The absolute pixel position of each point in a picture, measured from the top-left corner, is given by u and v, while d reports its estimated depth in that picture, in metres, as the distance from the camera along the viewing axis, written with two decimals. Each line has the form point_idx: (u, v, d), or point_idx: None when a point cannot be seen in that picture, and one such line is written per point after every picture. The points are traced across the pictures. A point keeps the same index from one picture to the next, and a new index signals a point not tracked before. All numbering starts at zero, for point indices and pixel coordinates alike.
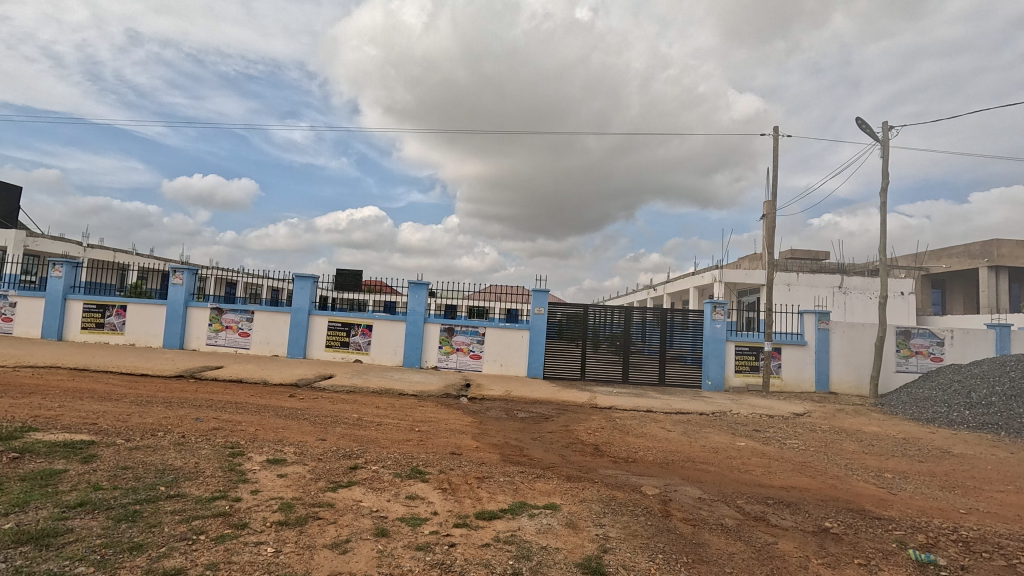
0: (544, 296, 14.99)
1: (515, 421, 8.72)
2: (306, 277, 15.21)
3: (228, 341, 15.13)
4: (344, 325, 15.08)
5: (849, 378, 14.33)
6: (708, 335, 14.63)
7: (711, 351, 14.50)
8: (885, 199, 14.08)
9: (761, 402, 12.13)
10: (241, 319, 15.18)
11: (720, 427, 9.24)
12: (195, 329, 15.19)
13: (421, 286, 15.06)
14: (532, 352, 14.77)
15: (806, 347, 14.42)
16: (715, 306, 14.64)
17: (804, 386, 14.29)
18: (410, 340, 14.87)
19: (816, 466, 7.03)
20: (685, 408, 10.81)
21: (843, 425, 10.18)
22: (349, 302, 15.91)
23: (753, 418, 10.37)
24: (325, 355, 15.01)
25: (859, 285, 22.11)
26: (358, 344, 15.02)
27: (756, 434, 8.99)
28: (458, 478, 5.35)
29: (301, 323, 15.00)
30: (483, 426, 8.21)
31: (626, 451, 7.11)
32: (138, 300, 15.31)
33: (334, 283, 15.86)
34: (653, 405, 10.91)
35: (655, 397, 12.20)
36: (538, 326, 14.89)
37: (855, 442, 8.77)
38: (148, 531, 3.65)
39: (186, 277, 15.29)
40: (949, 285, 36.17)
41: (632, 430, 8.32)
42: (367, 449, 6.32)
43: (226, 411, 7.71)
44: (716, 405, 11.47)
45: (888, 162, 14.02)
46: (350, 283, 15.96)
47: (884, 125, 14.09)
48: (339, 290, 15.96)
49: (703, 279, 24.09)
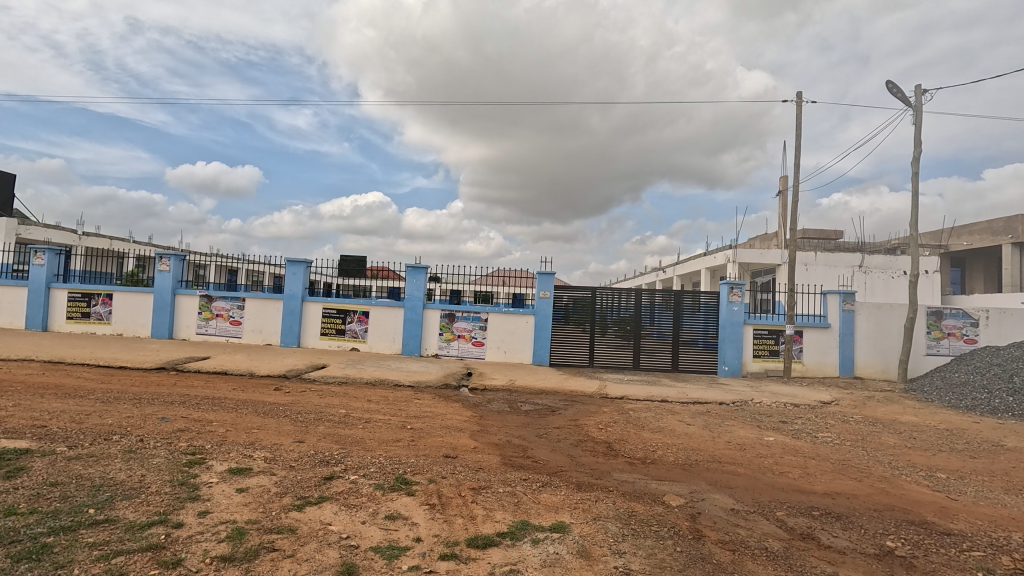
0: (549, 280, 14.13)
1: (518, 415, 7.96)
2: (298, 262, 14.46)
3: (219, 330, 14.44)
4: (340, 312, 14.35)
5: (876, 363, 13.45)
6: (724, 318, 13.76)
7: (728, 335, 13.63)
8: (917, 170, 13.02)
9: (783, 389, 11.31)
10: (231, 307, 14.47)
11: (743, 419, 8.45)
12: (185, 318, 14.51)
13: (419, 270, 14.25)
14: (537, 338, 13.98)
15: (830, 330, 13.52)
16: (732, 288, 13.72)
17: (826, 371, 13.43)
18: (409, 327, 14.12)
19: (858, 465, 6.22)
20: (703, 397, 10.01)
21: (877, 414, 9.34)
22: (353, 289, 15.25)
23: (777, 407, 9.58)
24: (320, 344, 14.31)
25: (880, 264, 21.08)
26: (355, 332, 14.29)
27: (783, 426, 8.18)
28: (450, 489, 4.58)
29: (295, 311, 14.29)
30: (483, 421, 7.45)
31: (643, 451, 6.31)
32: (124, 289, 14.63)
33: (338, 270, 15.27)
34: (668, 395, 10.11)
35: (669, 385, 11.41)
36: (543, 310, 14.07)
37: (894, 435, 7.94)
38: (51, 574, 2.90)
39: (173, 263, 14.56)
40: (969, 263, 34.89)
41: (648, 425, 7.54)
42: (351, 453, 5.56)
43: (199, 409, 6.98)
44: (735, 393, 10.68)
45: (921, 129, 12.95)
46: (353, 270, 15.44)
47: (917, 89, 12.95)
48: (343, 277, 15.40)
49: (716, 260, 23.13)
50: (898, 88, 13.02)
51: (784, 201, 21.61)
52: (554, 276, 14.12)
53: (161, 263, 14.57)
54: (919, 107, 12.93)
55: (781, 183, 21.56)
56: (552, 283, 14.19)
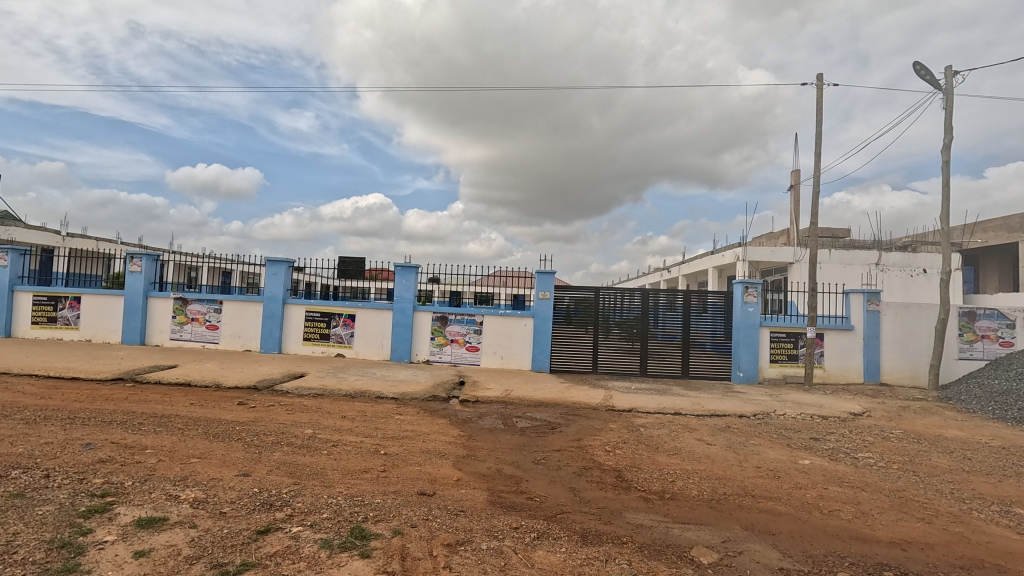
0: (549, 279, 13.09)
1: (513, 434, 6.93)
2: (279, 262, 13.48)
3: (195, 335, 13.45)
4: (324, 315, 13.35)
5: (904, 368, 12.40)
6: (738, 320, 12.71)
7: (743, 338, 12.57)
8: (948, 158, 11.98)
9: (807, 398, 10.28)
10: (207, 310, 13.47)
11: (770, 436, 7.41)
12: (158, 322, 13.53)
13: (409, 269, 13.25)
14: (536, 343, 12.94)
15: (853, 333, 12.48)
16: (746, 287, 12.69)
17: (850, 377, 12.39)
18: (398, 331, 13.11)
19: (919, 499, 5.17)
20: (721, 410, 8.97)
21: (917, 428, 8.30)
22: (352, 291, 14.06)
23: (804, 421, 8.56)
24: (303, 349, 13.32)
25: (898, 262, 20.01)
26: (340, 337, 13.29)
27: (816, 446, 7.15)
28: (416, 547, 3.54)
29: (275, 314, 13.28)
30: (472, 443, 6.42)
31: (659, 482, 5.27)
32: (93, 291, 13.66)
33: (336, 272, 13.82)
34: (681, 406, 9.08)
35: (680, 394, 10.37)
36: (543, 312, 13.04)
37: (946, 455, 6.89)
38: None
39: (145, 264, 13.58)
40: (983, 261, 33.75)
41: (663, 446, 6.51)
42: (304, 490, 4.53)
43: (138, 431, 5.97)
44: (755, 404, 9.65)
45: (951, 114, 11.91)
46: (353, 271, 13.92)
47: (947, 69, 11.90)
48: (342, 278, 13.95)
49: (724, 258, 22.14)
50: (925, 69, 12.00)
51: (796, 196, 20.55)
52: (554, 275, 13.09)
53: (132, 264, 13.58)
54: (949, 90, 11.90)
55: (792, 177, 20.53)
56: (552, 283, 13.15)
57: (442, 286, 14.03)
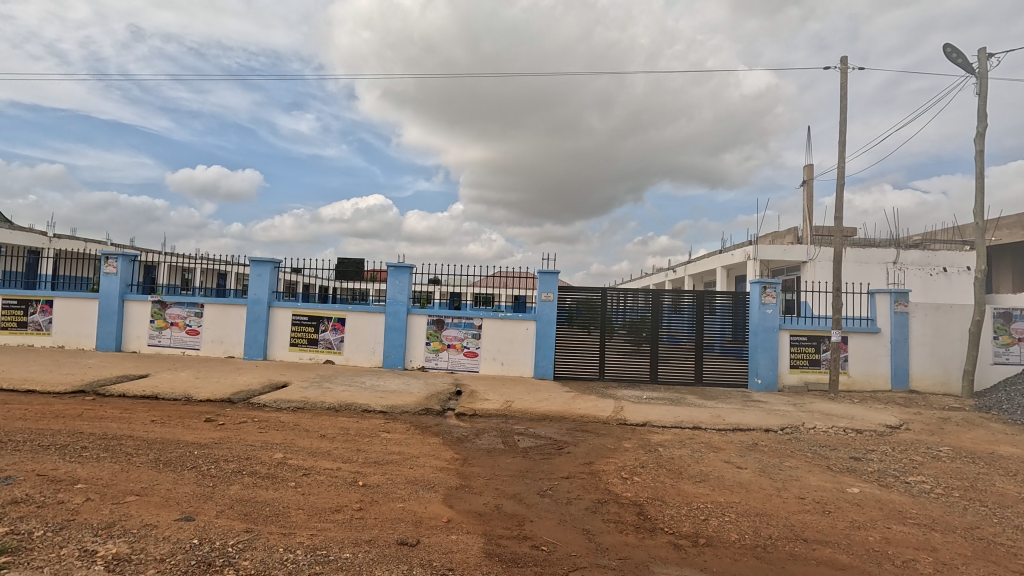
0: (552, 280, 12.22)
1: (515, 456, 6.07)
2: (264, 262, 12.63)
3: (174, 341, 12.59)
4: (312, 318, 12.51)
5: (934, 374, 11.54)
6: (755, 322, 11.84)
7: (761, 343, 11.69)
8: (982, 147, 11.10)
9: (835, 409, 9.41)
10: (188, 314, 12.62)
11: (806, 457, 6.54)
12: (135, 327, 12.69)
13: (403, 270, 12.40)
14: (539, 348, 12.07)
15: (879, 336, 11.62)
16: (764, 287, 11.81)
17: (876, 384, 11.53)
18: (391, 336, 12.25)
19: (1005, 543, 4.29)
20: (745, 423, 8.11)
21: (966, 445, 7.43)
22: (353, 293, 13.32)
23: (838, 437, 7.69)
24: (290, 356, 12.47)
25: (917, 260, 19.14)
26: (328, 342, 12.44)
27: (859, 468, 6.28)
28: None
29: (260, 318, 12.43)
30: (467, 469, 5.55)
31: (690, 522, 4.39)
32: (66, 295, 12.82)
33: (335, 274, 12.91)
34: (700, 419, 8.21)
35: (697, 405, 9.51)
36: (546, 315, 12.16)
37: (1011, 479, 6.01)
38: None
39: (121, 265, 12.73)
40: (996, 259, 32.78)
41: (688, 471, 5.65)
42: (256, 540, 3.66)
43: (76, 458, 5.11)
44: (780, 415, 8.79)
45: (986, 100, 11.04)
46: (353, 273, 13.06)
47: (981, 52, 11.03)
48: (342, 280, 13.18)
49: (734, 257, 21.30)
50: (957, 52, 11.13)
51: (809, 191, 19.67)
52: (557, 275, 12.22)
53: (107, 265, 12.74)
54: (984, 74, 11.02)
55: (805, 172, 19.65)
56: (556, 284, 12.29)
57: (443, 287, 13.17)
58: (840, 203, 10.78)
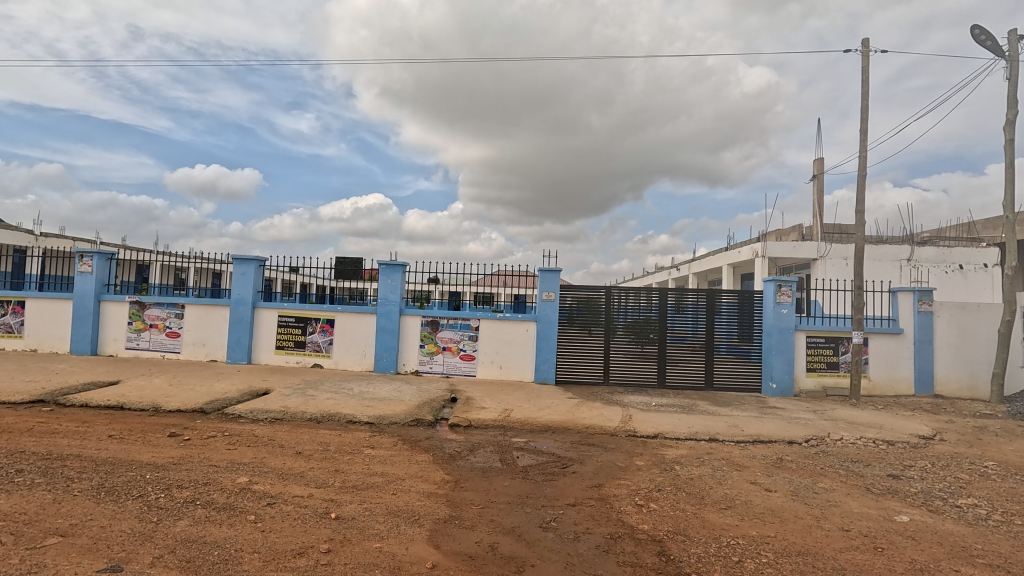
0: (553, 279, 11.51)
1: (513, 478, 5.36)
2: (248, 260, 11.91)
3: (153, 344, 11.90)
4: (299, 320, 11.81)
5: (960, 378, 10.84)
6: (769, 323, 11.14)
7: (776, 345, 10.99)
8: (1013, 135, 10.39)
9: (861, 417, 8.71)
10: (167, 315, 11.92)
11: (840, 476, 5.83)
12: (112, 329, 11.98)
13: (395, 268, 11.70)
14: (540, 350, 11.37)
15: (902, 338, 10.92)
16: (779, 285, 11.09)
17: (898, 389, 10.84)
18: (382, 338, 11.55)
19: None
20: (765, 435, 7.41)
21: (1011, 459, 6.73)
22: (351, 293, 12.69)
23: (869, 451, 6.99)
24: (275, 359, 11.77)
25: (931, 257, 18.45)
26: (317, 345, 11.74)
27: (901, 489, 5.57)
28: None
29: (244, 319, 11.73)
30: (457, 494, 4.84)
31: (721, 564, 3.68)
32: (39, 295, 12.12)
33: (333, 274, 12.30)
34: (716, 430, 7.51)
35: (711, 412, 8.81)
36: (547, 316, 11.45)
37: None
38: None
39: (97, 264, 12.02)
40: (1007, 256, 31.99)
41: (711, 496, 4.94)
42: None
43: (3, 486, 4.39)
44: (802, 425, 8.09)
45: (1017, 85, 10.32)
46: (350, 273, 12.41)
47: (1012, 34, 10.32)
48: (338, 279, 12.53)
49: (741, 254, 20.58)
50: (985, 34, 10.42)
51: (820, 186, 18.95)
52: (559, 273, 11.51)
53: (82, 263, 12.03)
54: (1014, 57, 10.30)
55: (816, 166, 18.92)
56: (558, 283, 11.58)
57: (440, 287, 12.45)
58: (861, 196, 10.06)
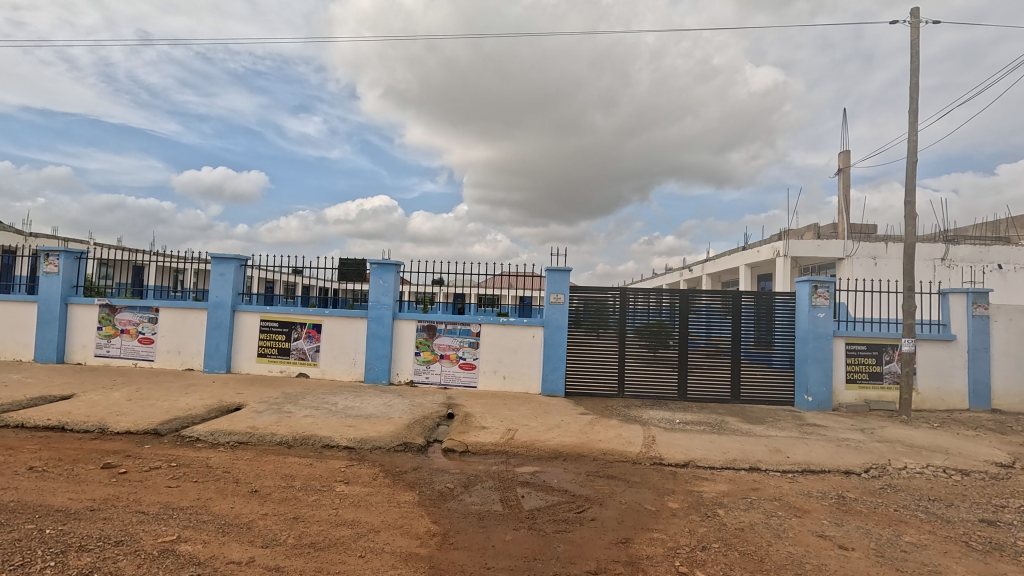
0: (563, 279, 10.40)
1: (517, 529, 4.24)
2: (227, 259, 10.89)
3: (124, 351, 10.90)
4: (283, 325, 10.76)
5: (1021, 391, 9.63)
6: (804, 328, 9.99)
7: (812, 353, 9.82)
8: None
9: (921, 440, 7.52)
10: (140, 320, 10.91)
11: (925, 524, 4.67)
12: (80, 335, 10.99)
13: (388, 268, 10.62)
14: (547, 359, 10.24)
15: (954, 345, 9.73)
16: (815, 286, 9.91)
17: (951, 403, 9.65)
18: (374, 345, 10.48)
19: None
20: (815, 463, 6.26)
21: None
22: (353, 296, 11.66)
23: (945, 486, 5.82)
24: (257, 368, 10.74)
25: (967, 256, 17.17)
26: (302, 352, 10.69)
27: (1009, 543, 4.40)
28: None
29: (223, 324, 10.70)
30: (444, 557, 3.72)
31: None
32: (3, 299, 11.16)
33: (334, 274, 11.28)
34: (757, 457, 6.37)
35: (746, 433, 7.67)
36: (556, 320, 10.34)
37: None
38: None
39: (63, 263, 11.04)
40: None
41: (775, 560, 3.80)
42: None
43: None
44: (856, 450, 6.92)
45: None
46: (353, 275, 11.38)
47: None
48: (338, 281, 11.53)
49: (760, 254, 19.39)
50: None
51: (845, 180, 17.72)
52: (569, 273, 10.40)
53: (48, 263, 11.06)
54: None
55: (841, 159, 17.69)
56: (567, 284, 10.46)
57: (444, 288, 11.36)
58: (911, 185, 8.90)
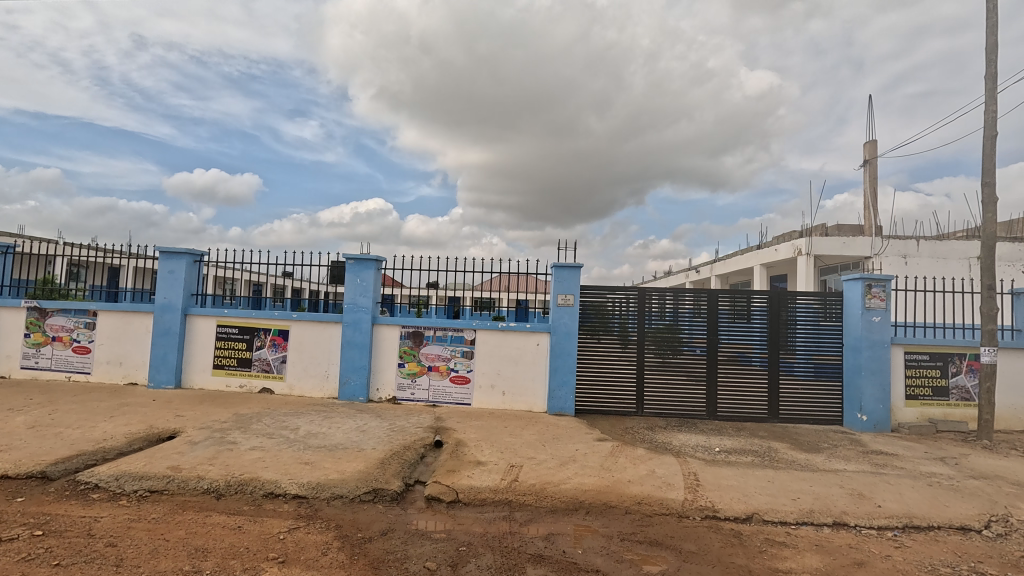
0: (572, 277, 8.86)
1: None
2: (178, 255, 9.29)
3: (56, 362, 9.27)
4: (243, 331, 9.16)
5: None
6: (855, 334, 8.50)
7: (866, 364, 8.32)
8: None
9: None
10: (75, 326, 9.28)
11: None
12: (4, 343, 9.37)
13: (367, 265, 9.05)
14: (554, 371, 8.70)
15: None
16: (869, 285, 8.44)
17: None
18: (349, 355, 8.90)
19: None
20: (917, 515, 4.73)
21: None
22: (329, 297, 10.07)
23: None
24: (213, 382, 9.14)
25: (1007, 254, 15.75)
26: (266, 363, 9.10)
27: None
28: None
29: (172, 330, 9.09)
30: None
31: None
32: None
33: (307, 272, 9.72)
34: (839, 506, 4.84)
35: (807, 466, 6.14)
36: (564, 326, 8.79)
37: None
38: None
39: None
40: None
41: None
42: None
43: None
44: (958, 492, 5.40)
45: None
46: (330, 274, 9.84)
47: None
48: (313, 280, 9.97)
49: (778, 253, 17.98)
50: None
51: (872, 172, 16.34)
52: (579, 270, 8.86)
53: None
54: None
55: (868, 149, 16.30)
56: (577, 282, 8.91)
57: (434, 288, 9.80)
58: (991, 163, 7.44)
